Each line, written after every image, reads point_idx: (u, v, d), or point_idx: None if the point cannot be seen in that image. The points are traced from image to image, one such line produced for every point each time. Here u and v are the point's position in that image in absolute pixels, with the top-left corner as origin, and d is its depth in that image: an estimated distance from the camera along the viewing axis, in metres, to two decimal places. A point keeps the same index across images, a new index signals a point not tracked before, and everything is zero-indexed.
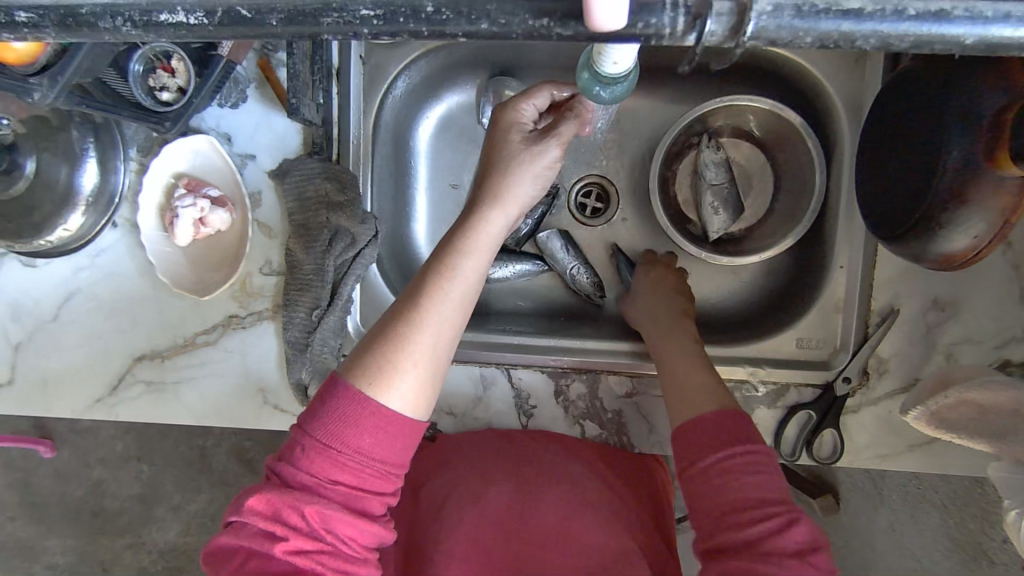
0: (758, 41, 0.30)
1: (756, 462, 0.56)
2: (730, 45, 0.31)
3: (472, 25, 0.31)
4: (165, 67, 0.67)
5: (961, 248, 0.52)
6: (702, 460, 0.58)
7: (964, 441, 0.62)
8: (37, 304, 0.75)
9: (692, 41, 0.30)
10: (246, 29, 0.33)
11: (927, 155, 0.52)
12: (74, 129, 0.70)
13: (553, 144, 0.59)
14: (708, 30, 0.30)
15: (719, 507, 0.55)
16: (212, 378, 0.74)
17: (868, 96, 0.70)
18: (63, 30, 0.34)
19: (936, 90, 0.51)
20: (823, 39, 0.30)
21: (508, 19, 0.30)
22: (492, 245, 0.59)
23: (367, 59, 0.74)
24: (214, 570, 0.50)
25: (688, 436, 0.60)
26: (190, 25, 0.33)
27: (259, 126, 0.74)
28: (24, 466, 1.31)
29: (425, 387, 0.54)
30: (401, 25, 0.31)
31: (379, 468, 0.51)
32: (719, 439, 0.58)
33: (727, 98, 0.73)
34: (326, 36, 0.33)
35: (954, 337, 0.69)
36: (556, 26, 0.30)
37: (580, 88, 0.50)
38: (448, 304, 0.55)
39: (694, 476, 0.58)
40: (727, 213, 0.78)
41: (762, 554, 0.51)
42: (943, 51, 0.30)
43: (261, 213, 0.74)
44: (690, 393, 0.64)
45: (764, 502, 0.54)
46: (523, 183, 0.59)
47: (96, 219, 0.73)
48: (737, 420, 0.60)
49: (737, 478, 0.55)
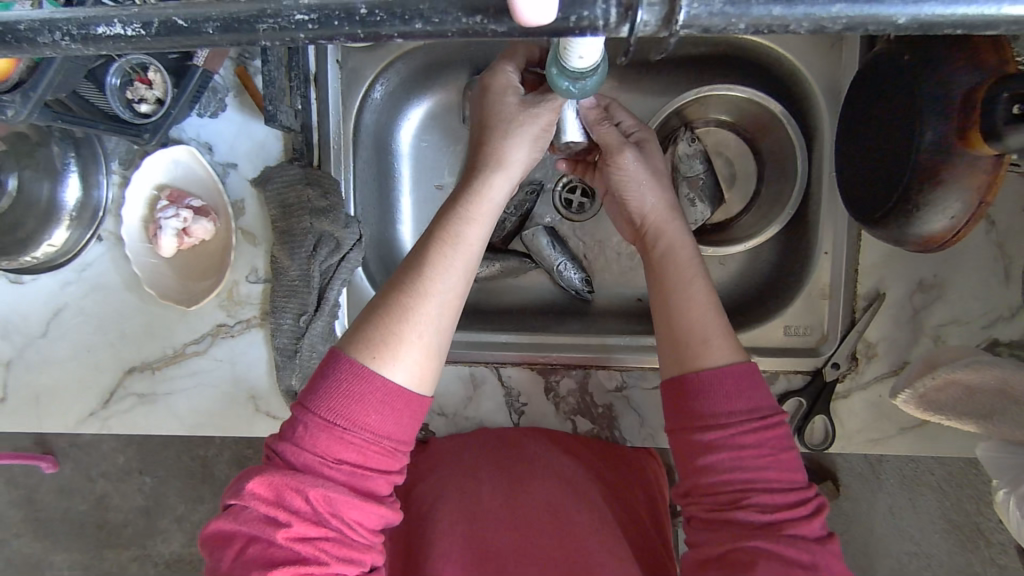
0: (692, 29, 0.30)
1: (785, 438, 0.53)
2: (664, 34, 0.30)
3: (407, 25, 0.31)
4: (142, 79, 0.66)
5: (938, 230, 0.52)
6: (733, 429, 0.52)
7: (951, 422, 0.62)
8: (26, 320, 0.75)
9: (626, 33, 0.30)
10: (182, 39, 0.33)
11: (900, 137, 0.52)
12: (54, 144, 0.70)
13: (548, 108, 0.60)
14: (641, 20, 0.30)
15: (742, 483, 0.51)
16: (203, 387, 0.74)
17: (845, 81, 0.69)
18: (4, 47, 0.34)
19: (907, 71, 0.51)
20: (756, 25, 0.29)
21: (441, 17, 0.30)
22: (493, 213, 0.59)
23: (344, 63, 0.74)
24: (213, 556, 0.50)
25: (710, 395, 0.53)
26: (128, 37, 0.33)
27: (239, 135, 0.74)
28: (27, 482, 1.31)
29: (430, 358, 0.54)
30: (336, 28, 0.31)
31: (385, 445, 0.51)
32: (749, 404, 0.53)
33: (706, 88, 0.73)
34: (264, 43, 0.33)
35: (941, 319, 0.69)
36: (489, 23, 0.30)
37: (550, 84, 0.50)
38: (452, 274, 0.55)
39: (718, 444, 0.52)
40: (705, 204, 0.78)
41: (788, 538, 0.49)
42: (877, 32, 0.30)
43: (244, 221, 0.74)
44: (703, 336, 0.55)
45: (781, 480, 0.52)
46: (521, 147, 0.60)
47: (81, 234, 0.73)
48: (758, 380, 0.54)
49: (757, 453, 0.52)
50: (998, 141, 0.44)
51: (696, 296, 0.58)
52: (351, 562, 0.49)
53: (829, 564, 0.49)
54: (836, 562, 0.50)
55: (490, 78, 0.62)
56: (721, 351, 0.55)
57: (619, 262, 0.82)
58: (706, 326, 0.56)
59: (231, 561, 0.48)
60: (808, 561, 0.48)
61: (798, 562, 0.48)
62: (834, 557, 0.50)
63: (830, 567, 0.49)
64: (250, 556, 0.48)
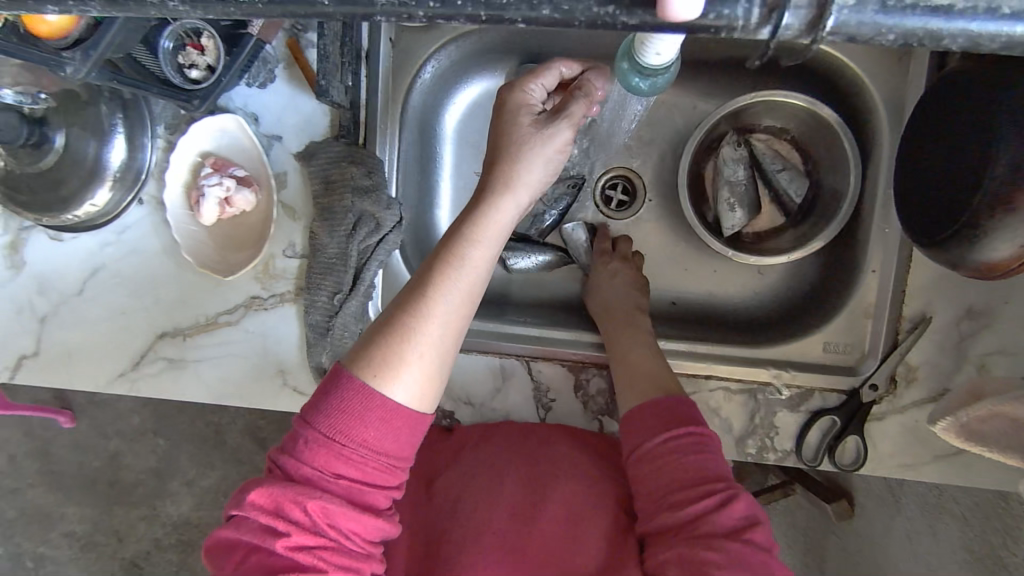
0: (836, 36, 0.31)
1: (695, 442, 0.57)
2: (804, 39, 0.31)
3: (535, 10, 0.31)
4: (194, 45, 0.66)
5: (1004, 257, 0.50)
6: (644, 445, 0.58)
7: (994, 454, 0.61)
8: (63, 277, 0.76)
9: (766, 35, 0.31)
10: (298, 8, 0.33)
11: (970, 158, 0.51)
12: (103, 104, 0.70)
13: (564, 125, 0.57)
14: (784, 24, 0.30)
15: (661, 490, 0.56)
16: (232, 358, 0.74)
17: (910, 98, 0.68)
18: (110, 4, 0.34)
19: (984, 89, 0.50)
20: (904, 36, 0.30)
21: (571, 5, 0.30)
22: (502, 236, 0.57)
23: (397, 42, 0.73)
24: (216, 565, 0.50)
25: (630, 423, 0.61)
26: (243, 2, 0.33)
27: (287, 107, 0.73)
28: (44, 434, 1.34)
29: (430, 380, 0.53)
30: (461, 9, 0.32)
31: (384, 461, 0.51)
32: (658, 420, 0.59)
33: (764, 93, 0.71)
34: (381, 18, 0.33)
35: (987, 348, 0.67)
36: (622, 13, 0.31)
37: (617, 79, 0.49)
38: (456, 296, 0.54)
39: (637, 460, 0.59)
40: (743, 211, 0.76)
41: (704, 536, 0.52)
42: (1022, 53, 0.31)
43: (285, 195, 0.73)
44: (631, 379, 0.65)
45: (703, 484, 0.55)
46: (533, 169, 0.57)
47: (123, 196, 0.73)
48: (680, 404, 0.60)
49: (667, 462, 0.57)
50: None
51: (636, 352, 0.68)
52: (350, 571, 0.50)
53: (751, 558, 0.50)
54: (758, 555, 0.50)
55: (506, 94, 0.59)
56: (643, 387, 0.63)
57: (656, 265, 0.80)
58: (641, 370, 0.65)
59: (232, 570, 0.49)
60: (722, 557, 0.50)
61: (710, 559, 0.50)
62: (755, 550, 0.51)
63: (746, 555, 0.50)
64: (250, 565, 0.48)
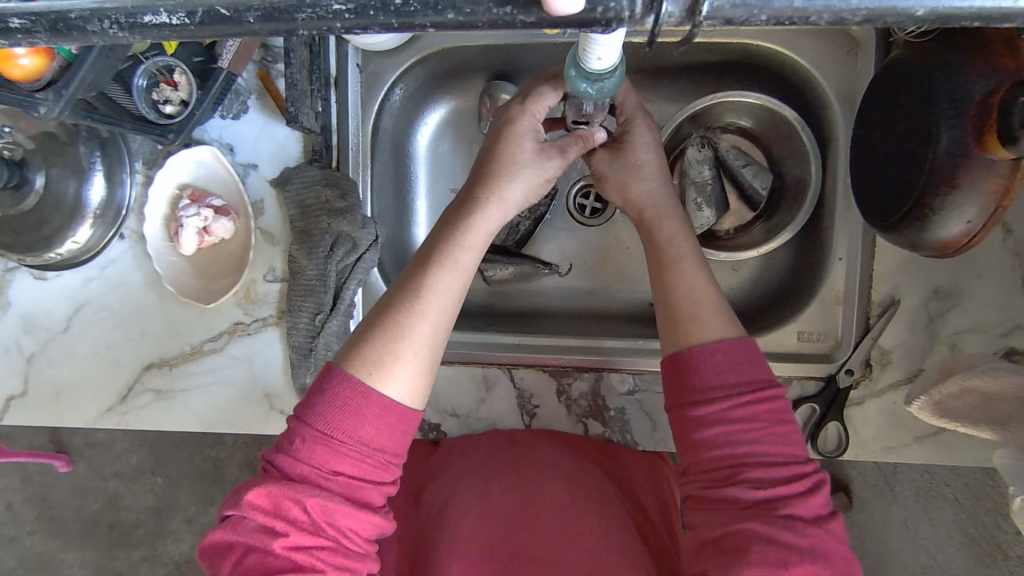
0: (716, 20, 0.30)
1: (782, 412, 0.53)
2: (688, 26, 0.31)
3: (439, 16, 0.31)
4: (167, 81, 0.68)
5: (956, 234, 0.52)
6: (723, 403, 0.53)
7: (967, 429, 0.62)
8: (49, 316, 0.77)
9: (651, 23, 0.30)
10: (225, 28, 0.34)
11: (915, 141, 0.52)
12: (82, 144, 0.72)
13: (557, 161, 0.61)
14: (666, 12, 0.30)
15: (737, 460, 0.52)
16: (219, 385, 0.75)
17: (861, 89, 0.70)
18: (56, 35, 0.35)
19: (921, 74, 0.52)
20: (777, 17, 0.30)
21: (473, 7, 0.31)
22: (486, 239, 0.60)
23: (364, 67, 0.75)
24: (212, 564, 0.51)
25: (702, 370, 0.54)
26: (173, 26, 0.34)
27: (260, 136, 0.75)
28: (41, 480, 1.33)
29: (423, 376, 0.55)
30: (371, 18, 0.32)
31: (380, 457, 0.52)
32: (739, 378, 0.54)
33: (722, 94, 0.73)
34: (302, 32, 0.33)
35: (957, 327, 0.68)
36: (519, 13, 0.31)
37: (568, 85, 0.52)
38: (446, 293, 0.56)
39: (711, 419, 0.53)
40: (712, 210, 0.78)
41: (785, 519, 0.49)
42: (895, 25, 0.30)
43: (263, 221, 0.75)
44: (695, 313, 0.57)
45: (787, 465, 0.52)
46: (519, 185, 0.60)
47: (104, 232, 0.74)
48: (754, 356, 0.55)
49: (751, 431, 0.52)
50: (1014, 144, 0.45)
51: (688, 275, 0.60)
52: (346, 570, 0.50)
53: (828, 547, 0.49)
54: (836, 545, 0.50)
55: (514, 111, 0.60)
56: (716, 325, 0.56)
57: (631, 268, 0.82)
58: (704, 303, 0.58)
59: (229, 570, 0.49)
60: (806, 545, 0.48)
61: (791, 544, 0.48)
62: (833, 540, 0.50)
63: (828, 549, 0.49)
64: (247, 566, 0.48)
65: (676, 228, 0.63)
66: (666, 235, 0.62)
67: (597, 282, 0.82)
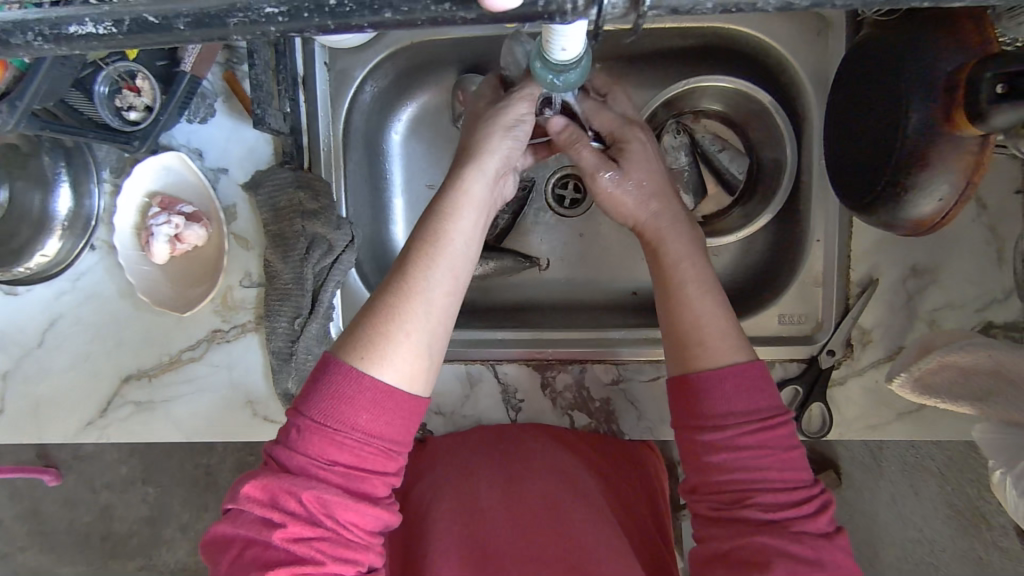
0: (660, 10, 0.30)
1: (791, 437, 0.54)
2: (633, 16, 0.30)
3: (377, 15, 0.30)
4: (130, 87, 0.66)
5: (929, 212, 0.52)
6: (733, 430, 0.53)
7: (947, 405, 0.62)
8: (22, 332, 0.75)
9: (594, 15, 0.30)
10: (154, 35, 0.33)
11: (885, 121, 0.52)
12: (45, 155, 0.70)
13: (519, 101, 0.62)
14: (609, 3, 0.29)
15: (751, 486, 0.53)
16: (200, 393, 0.74)
17: (832, 69, 0.70)
18: None
19: (888, 52, 0.52)
20: (724, 3, 0.29)
21: (410, 6, 0.30)
22: (479, 216, 0.59)
23: (332, 65, 0.74)
24: (213, 560, 0.50)
25: (711, 398, 0.54)
26: (100, 35, 0.33)
27: (229, 139, 0.74)
28: (30, 495, 1.32)
29: (421, 357, 0.53)
30: (306, 20, 0.31)
31: (379, 445, 0.51)
32: (749, 406, 0.54)
33: (692, 80, 0.73)
34: (236, 37, 0.33)
35: (935, 304, 0.69)
36: (458, 10, 0.30)
37: (535, 78, 0.51)
38: (438, 274, 0.55)
39: (720, 444, 0.53)
40: (691, 196, 0.78)
41: (794, 535, 0.50)
42: (844, 7, 0.30)
43: (236, 226, 0.74)
44: (703, 337, 0.56)
45: (795, 488, 0.53)
46: (496, 142, 0.61)
47: (74, 243, 0.73)
48: (764, 380, 0.55)
49: (761, 459, 0.53)
50: (984, 122, 0.45)
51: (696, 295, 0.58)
52: (347, 563, 0.49)
53: (836, 561, 0.50)
54: (843, 559, 0.51)
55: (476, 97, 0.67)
56: (714, 337, 0.56)
57: (613, 257, 0.82)
58: (710, 324, 0.57)
59: (229, 565, 0.48)
60: (813, 557, 0.50)
61: (803, 557, 0.49)
62: (840, 552, 0.51)
63: (835, 560, 0.50)
64: (247, 560, 0.48)
65: (682, 247, 0.61)
66: (674, 256, 0.61)
67: (579, 272, 0.82)
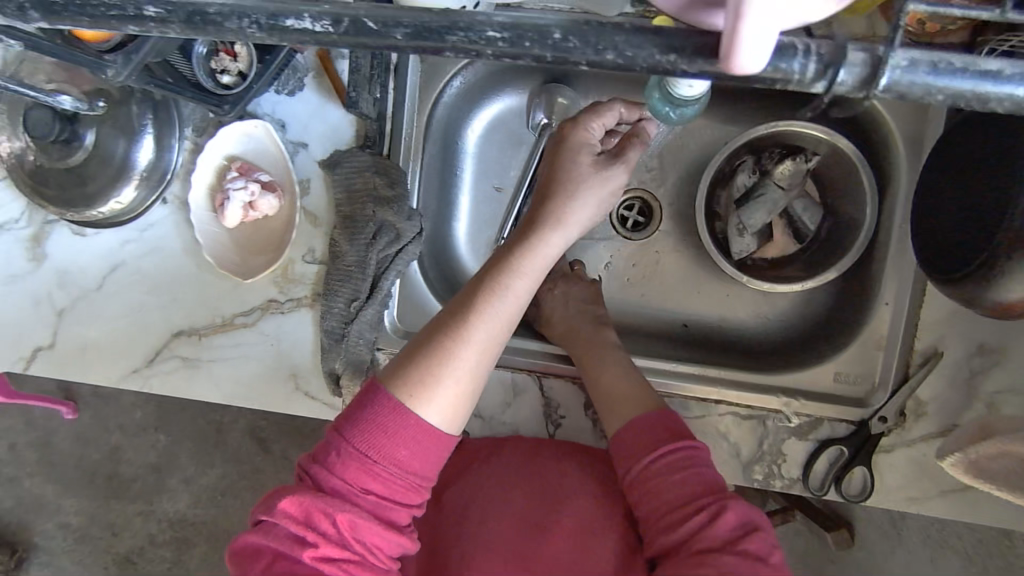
0: (888, 93, 0.32)
1: (687, 458, 0.61)
2: (859, 94, 0.33)
3: (598, 55, 0.33)
4: (228, 51, 0.68)
5: (1017, 298, 0.51)
6: (642, 463, 0.62)
7: (1001, 492, 0.61)
8: (83, 272, 0.76)
9: (822, 88, 0.32)
10: (367, 40, 0.35)
11: (989, 203, 0.52)
12: (135, 104, 0.71)
13: (621, 169, 0.59)
14: (839, 80, 0.32)
15: (665, 505, 0.60)
16: (245, 358, 0.75)
17: (929, 137, 0.69)
18: (189, 27, 0.36)
19: (1002, 137, 0.52)
20: (952, 96, 0.31)
21: (635, 52, 0.32)
22: (543, 267, 0.58)
23: (425, 57, 0.76)
24: (240, 567, 0.51)
25: (627, 444, 0.65)
26: (315, 31, 0.35)
27: (313, 116, 0.74)
28: (46, 425, 1.34)
29: (463, 402, 0.54)
30: (526, 49, 0.33)
31: (412, 480, 0.52)
32: (654, 441, 0.63)
33: (782, 123, 0.72)
34: (446, 53, 0.35)
35: (996, 386, 0.67)
36: (683, 62, 0.32)
37: (650, 110, 0.52)
38: (496, 322, 0.56)
39: (636, 479, 0.62)
40: (752, 237, 0.78)
41: (701, 551, 0.55)
42: None
43: (308, 202, 0.74)
44: (616, 401, 0.68)
45: (698, 498, 0.59)
46: (588, 206, 0.58)
47: (147, 194, 0.74)
48: (669, 419, 0.65)
49: (668, 483, 0.60)
50: None
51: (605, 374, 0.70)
52: None
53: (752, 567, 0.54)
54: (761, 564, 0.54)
55: (569, 131, 0.60)
56: (630, 409, 0.67)
57: (669, 287, 0.81)
58: (620, 393, 0.68)
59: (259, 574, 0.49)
60: (718, 560, 0.54)
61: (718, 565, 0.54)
62: (759, 561, 0.54)
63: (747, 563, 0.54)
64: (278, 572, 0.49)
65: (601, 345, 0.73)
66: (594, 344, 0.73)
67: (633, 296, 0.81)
